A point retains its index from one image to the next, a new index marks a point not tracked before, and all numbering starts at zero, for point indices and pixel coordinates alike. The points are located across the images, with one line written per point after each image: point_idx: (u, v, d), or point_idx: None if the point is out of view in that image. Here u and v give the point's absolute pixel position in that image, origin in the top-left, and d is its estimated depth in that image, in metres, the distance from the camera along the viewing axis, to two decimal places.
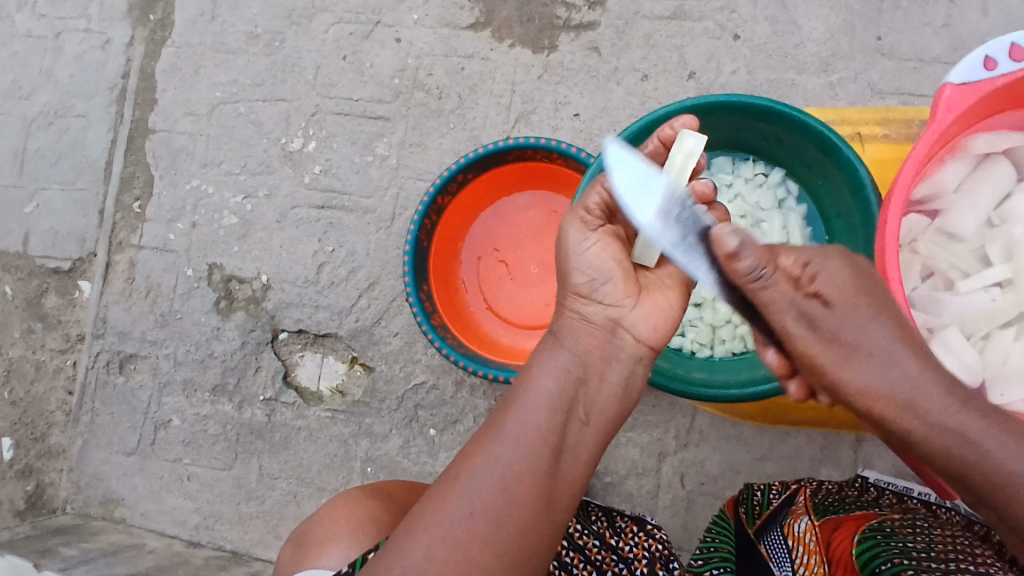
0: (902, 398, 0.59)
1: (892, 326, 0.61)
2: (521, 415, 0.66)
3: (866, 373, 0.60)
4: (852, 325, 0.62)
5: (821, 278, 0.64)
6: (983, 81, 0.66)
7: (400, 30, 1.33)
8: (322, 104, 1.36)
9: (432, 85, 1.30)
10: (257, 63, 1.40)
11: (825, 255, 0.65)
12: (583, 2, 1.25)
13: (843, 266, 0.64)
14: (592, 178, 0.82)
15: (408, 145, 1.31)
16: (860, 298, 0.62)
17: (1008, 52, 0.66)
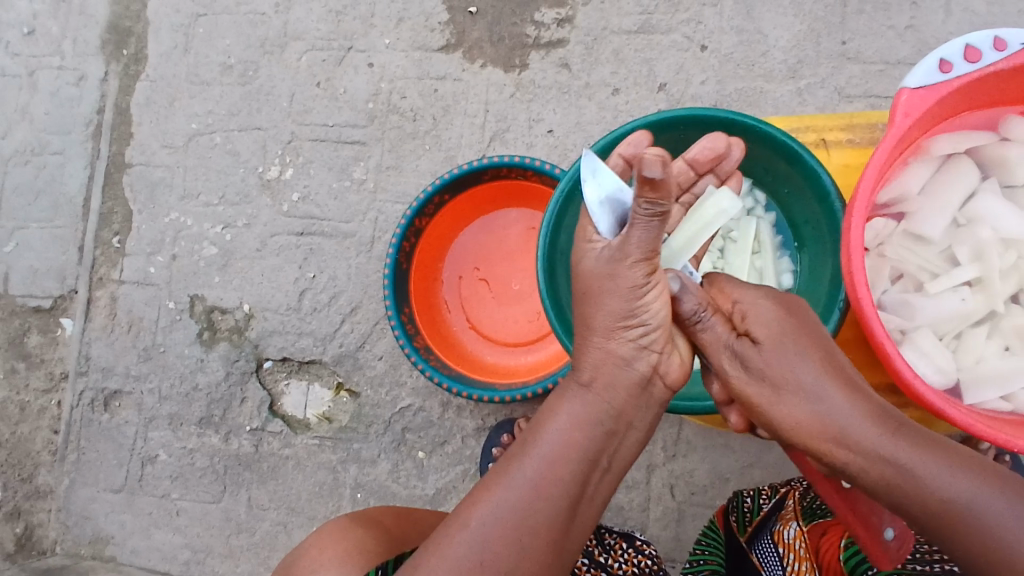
0: (838, 428, 0.58)
1: (819, 361, 0.61)
2: (541, 462, 0.63)
3: (797, 407, 0.60)
4: (783, 363, 0.62)
5: (750, 316, 0.65)
6: (939, 84, 0.67)
7: (372, 55, 1.34)
8: (298, 131, 1.36)
9: (406, 108, 1.31)
10: (231, 93, 1.41)
11: (753, 290, 0.67)
12: (552, 21, 1.26)
13: (767, 299, 0.66)
14: (561, 198, 0.81)
15: (385, 168, 1.31)
16: (792, 331, 0.63)
17: (962, 55, 0.66)
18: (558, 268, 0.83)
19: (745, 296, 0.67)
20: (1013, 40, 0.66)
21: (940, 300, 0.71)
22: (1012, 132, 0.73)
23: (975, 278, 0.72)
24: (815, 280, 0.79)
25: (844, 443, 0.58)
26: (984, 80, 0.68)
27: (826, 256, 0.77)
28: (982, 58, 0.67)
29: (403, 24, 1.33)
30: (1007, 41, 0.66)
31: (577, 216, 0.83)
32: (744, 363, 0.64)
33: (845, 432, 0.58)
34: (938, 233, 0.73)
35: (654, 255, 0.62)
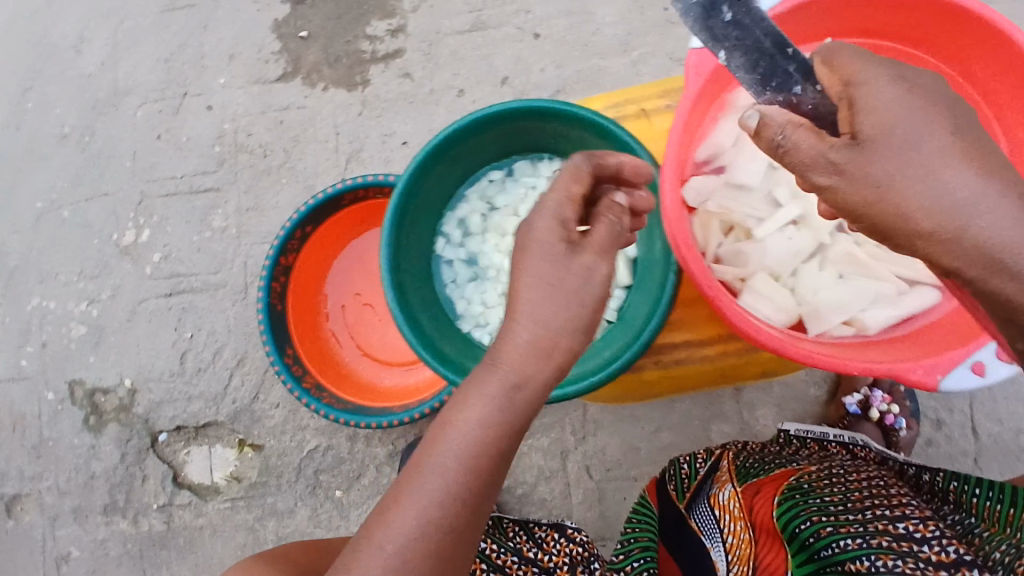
0: (982, 230, 0.48)
1: (961, 148, 0.49)
2: (455, 476, 0.51)
3: (933, 205, 0.48)
4: (914, 155, 0.49)
5: (874, 96, 0.50)
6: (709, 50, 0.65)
7: (210, 97, 1.28)
8: (148, 190, 1.29)
9: (255, 145, 1.26)
10: (71, 162, 1.33)
11: (881, 64, 0.51)
12: (384, 32, 1.23)
13: (902, 84, 0.50)
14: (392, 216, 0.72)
15: (246, 210, 1.26)
16: (921, 111, 0.49)
17: None
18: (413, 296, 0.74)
19: (871, 71, 0.51)
20: None
21: (769, 244, 0.72)
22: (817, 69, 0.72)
23: (798, 216, 0.72)
24: (653, 245, 0.80)
25: (988, 247, 0.48)
26: (771, 24, 0.68)
27: (659, 226, 0.78)
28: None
29: (236, 61, 1.28)
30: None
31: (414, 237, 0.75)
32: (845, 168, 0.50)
33: (981, 230, 0.48)
34: (757, 179, 0.72)
35: None
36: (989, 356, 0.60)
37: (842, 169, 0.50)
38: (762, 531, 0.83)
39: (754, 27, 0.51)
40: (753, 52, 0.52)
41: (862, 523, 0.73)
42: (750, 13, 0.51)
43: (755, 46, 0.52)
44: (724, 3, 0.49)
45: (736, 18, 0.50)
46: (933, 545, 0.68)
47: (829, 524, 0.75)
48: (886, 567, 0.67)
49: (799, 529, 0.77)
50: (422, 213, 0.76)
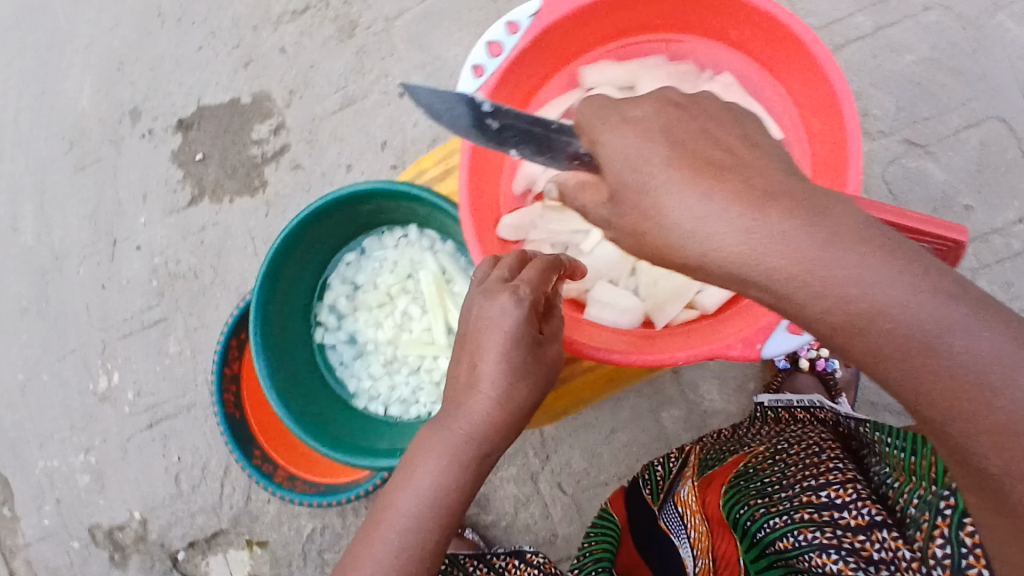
0: (715, 247, 0.43)
1: (691, 179, 0.44)
2: (410, 524, 0.58)
3: (683, 247, 0.44)
4: (648, 202, 0.46)
5: (607, 159, 0.49)
6: (480, 89, 0.67)
7: (136, 238, 1.37)
8: (107, 336, 1.39)
9: (185, 269, 1.34)
10: (39, 330, 1.44)
11: (610, 125, 0.50)
12: (267, 133, 1.30)
13: (628, 136, 0.48)
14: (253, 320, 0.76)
15: (193, 330, 1.34)
16: (647, 156, 0.47)
17: (486, 54, 0.67)
18: (296, 392, 0.80)
19: (603, 133, 0.50)
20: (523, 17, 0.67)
21: (599, 254, 0.75)
22: (591, 80, 0.74)
23: None
24: None
25: (729, 265, 0.42)
26: (525, 59, 0.69)
27: None
28: (505, 47, 0.67)
29: (150, 198, 1.37)
30: (517, 22, 0.67)
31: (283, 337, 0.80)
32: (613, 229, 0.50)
33: (712, 247, 0.43)
34: None
35: None
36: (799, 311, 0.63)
37: (612, 224, 0.50)
38: (716, 522, 0.84)
39: (524, 124, 0.57)
40: (530, 141, 0.56)
41: (789, 499, 0.74)
42: (513, 115, 0.57)
43: (527, 136, 0.56)
44: (486, 116, 0.57)
45: (503, 124, 0.57)
46: (851, 508, 0.68)
47: (762, 505, 0.76)
48: (806, 542, 0.68)
49: (739, 515, 0.79)
50: (286, 313, 0.82)
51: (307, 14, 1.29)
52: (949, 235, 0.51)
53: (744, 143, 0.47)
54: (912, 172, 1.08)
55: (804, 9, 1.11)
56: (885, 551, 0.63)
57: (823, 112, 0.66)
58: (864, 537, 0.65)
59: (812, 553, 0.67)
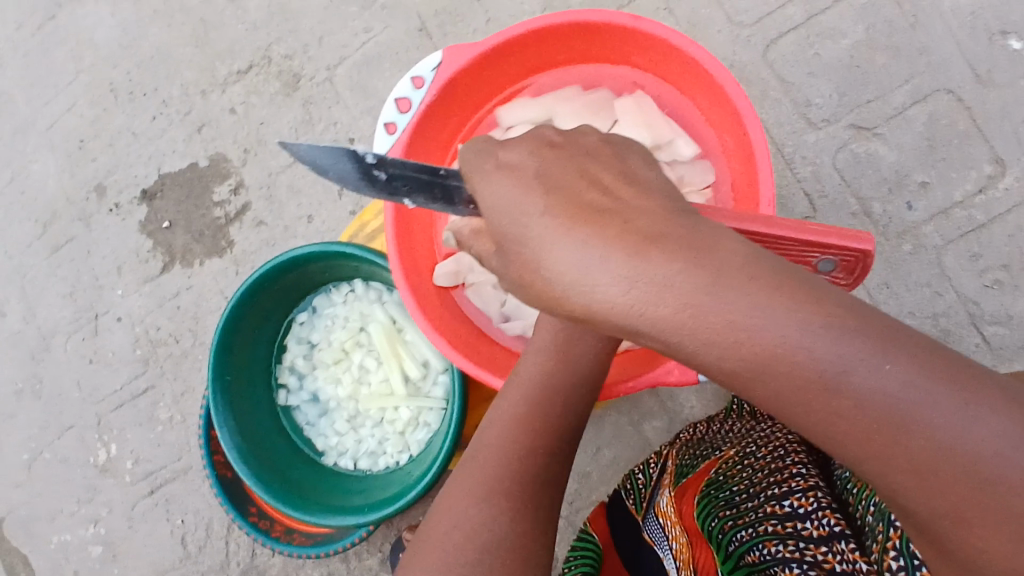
0: (597, 297, 0.41)
1: (568, 227, 0.43)
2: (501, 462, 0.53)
3: (570, 297, 0.42)
4: (530, 254, 0.44)
5: (489, 211, 0.48)
6: (394, 145, 0.68)
7: (116, 310, 1.40)
8: (100, 409, 1.41)
9: (166, 336, 1.36)
10: (33, 411, 1.45)
11: (487, 174, 0.49)
12: (228, 194, 1.32)
13: (503, 186, 0.48)
14: (213, 394, 0.78)
15: (181, 395, 1.36)
16: (524, 205, 0.45)
17: (396, 112, 0.68)
18: (263, 458, 0.80)
19: (480, 184, 0.49)
20: (426, 71, 0.68)
21: None
22: (507, 120, 0.76)
23: None
24: None
25: (613, 313, 0.41)
26: (436, 112, 0.70)
27: None
28: (412, 102, 0.68)
29: (124, 271, 1.39)
30: (421, 75, 0.68)
31: (242, 405, 0.81)
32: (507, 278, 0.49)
33: (596, 299, 0.41)
34: None
35: None
36: None
37: (505, 275, 0.49)
38: (695, 533, 0.80)
39: (410, 171, 0.57)
40: (421, 186, 0.57)
41: (754, 510, 0.74)
42: (400, 163, 0.58)
43: (417, 181, 0.57)
44: (373, 168, 0.58)
45: (391, 173, 0.58)
46: (813, 519, 0.68)
47: (731, 517, 0.76)
48: (770, 556, 0.67)
49: (711, 528, 0.78)
50: (244, 382, 0.83)
51: (252, 73, 1.31)
52: (854, 245, 0.52)
53: (622, 180, 0.45)
54: (860, 157, 1.07)
55: (732, 7, 1.11)
56: (845, 563, 0.62)
57: (733, 126, 0.67)
58: (827, 548, 0.65)
59: (777, 566, 0.66)
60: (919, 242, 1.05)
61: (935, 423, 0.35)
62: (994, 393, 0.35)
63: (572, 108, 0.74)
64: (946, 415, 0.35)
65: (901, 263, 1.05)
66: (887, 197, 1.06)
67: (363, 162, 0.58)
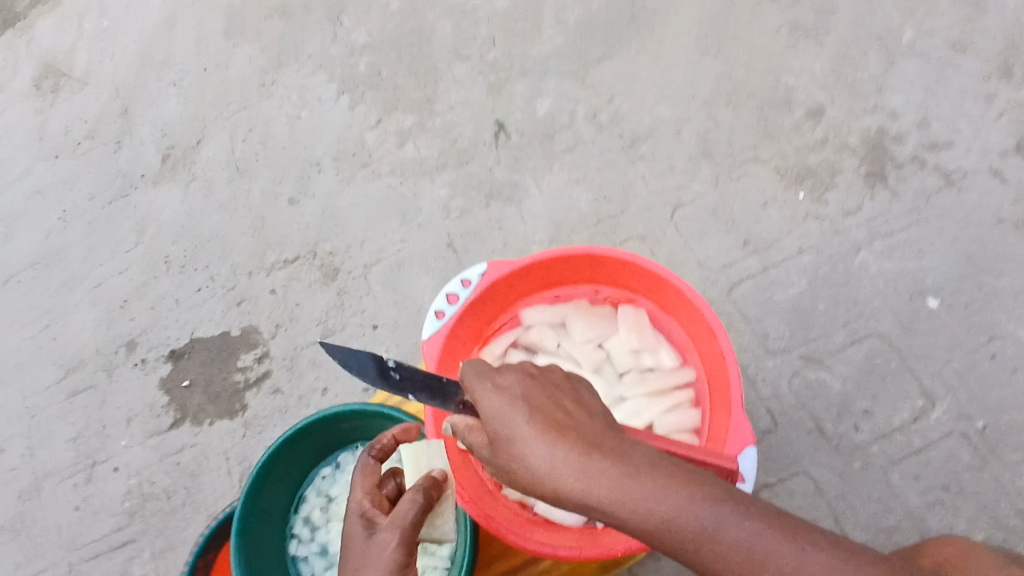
0: (559, 479, 0.68)
1: (544, 431, 0.70)
2: None
3: (542, 477, 0.68)
4: (514, 448, 0.70)
5: (485, 410, 0.73)
6: (439, 328, 0.87)
7: (115, 460, 1.46)
8: (75, 557, 1.43)
9: (160, 490, 1.42)
10: (8, 551, 1.46)
11: (486, 381, 0.75)
12: (252, 361, 1.46)
13: (497, 396, 0.73)
14: (237, 534, 0.85)
15: (160, 552, 1.39)
16: (514, 412, 0.72)
17: (445, 304, 0.88)
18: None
19: (481, 389, 0.75)
20: (473, 276, 0.89)
21: None
22: (531, 320, 0.95)
23: None
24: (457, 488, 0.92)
25: (568, 490, 0.67)
26: (477, 307, 0.90)
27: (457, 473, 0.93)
28: (460, 297, 0.88)
29: (133, 423, 1.48)
30: (469, 278, 0.88)
31: (258, 551, 0.89)
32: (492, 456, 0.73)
33: (559, 479, 0.68)
34: None
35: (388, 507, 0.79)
36: None
37: (491, 458, 0.74)
38: None
39: (414, 373, 0.83)
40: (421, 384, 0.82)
41: None
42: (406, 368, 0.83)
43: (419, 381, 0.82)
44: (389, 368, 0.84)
45: (401, 373, 0.83)
46: None
47: None
48: None
49: None
50: (263, 526, 0.91)
51: (297, 262, 1.53)
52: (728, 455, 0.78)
53: (576, 404, 0.74)
54: (810, 383, 1.26)
55: (703, 253, 1.37)
56: None
57: (706, 341, 0.85)
58: None
59: None
60: (864, 461, 1.22)
61: (772, 557, 0.62)
62: (798, 530, 0.63)
63: (580, 317, 0.94)
64: (787, 554, 0.62)
65: (847, 479, 1.21)
66: (836, 419, 1.25)
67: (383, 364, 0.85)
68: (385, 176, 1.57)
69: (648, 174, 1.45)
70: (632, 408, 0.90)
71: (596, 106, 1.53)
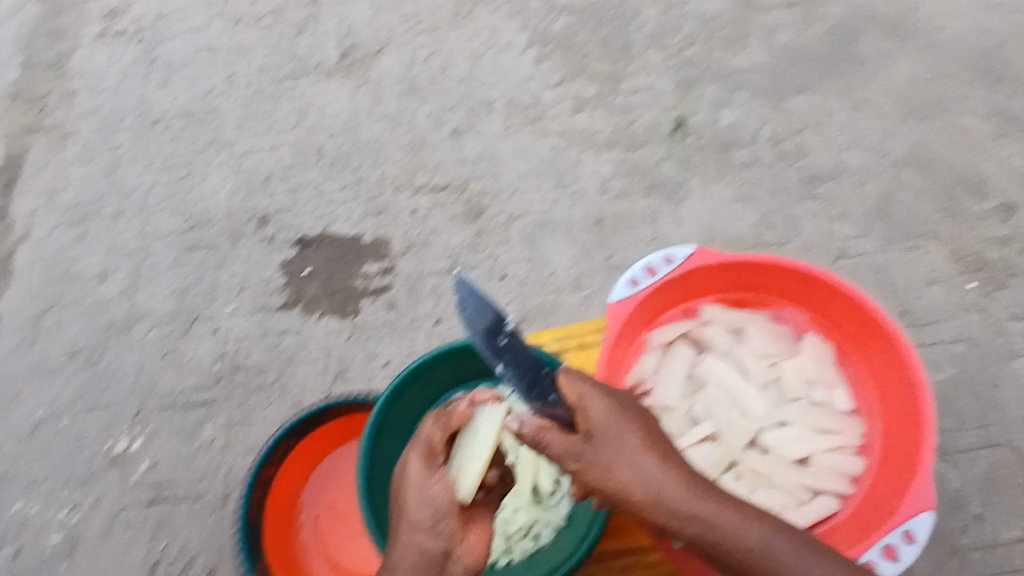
0: (658, 489, 0.68)
1: (643, 442, 0.70)
2: None
3: (639, 485, 0.68)
4: (611, 452, 0.69)
5: (589, 412, 0.70)
6: (634, 295, 0.83)
7: (217, 322, 1.46)
8: (146, 404, 1.41)
9: (252, 364, 1.42)
10: (78, 378, 1.45)
11: (591, 383, 0.72)
12: (376, 272, 1.47)
13: (600, 402, 0.71)
14: (371, 424, 0.87)
15: (235, 423, 1.37)
16: (618, 419, 0.70)
17: (645, 273, 0.84)
18: (380, 500, 0.86)
19: (587, 391, 0.71)
20: (678, 254, 0.86)
21: (690, 455, 0.84)
22: (709, 316, 0.92)
23: (713, 433, 0.86)
24: None
25: (665, 500, 0.68)
26: (671, 285, 0.87)
27: None
28: (660, 271, 0.85)
29: (245, 293, 1.48)
30: (673, 255, 0.85)
31: (389, 449, 0.89)
32: (581, 458, 0.68)
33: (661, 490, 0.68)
34: (675, 400, 0.88)
35: (434, 450, 0.74)
36: (876, 555, 0.73)
37: (582, 459, 0.68)
38: None
39: (522, 355, 0.72)
40: (521, 369, 0.72)
41: None
42: (518, 346, 0.72)
43: (521, 365, 0.72)
44: (503, 333, 0.71)
45: (511, 347, 0.71)
46: None
47: None
48: None
49: None
50: (396, 428, 0.92)
51: (444, 191, 1.53)
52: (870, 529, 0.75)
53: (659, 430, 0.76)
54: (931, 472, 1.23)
55: None
56: None
57: (899, 390, 0.83)
58: None
59: None
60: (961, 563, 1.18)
61: None
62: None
63: (761, 328, 0.91)
64: None
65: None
66: (943, 513, 1.21)
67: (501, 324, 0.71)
68: (553, 136, 1.56)
69: (819, 214, 1.45)
70: (795, 435, 0.87)
71: (781, 133, 1.54)
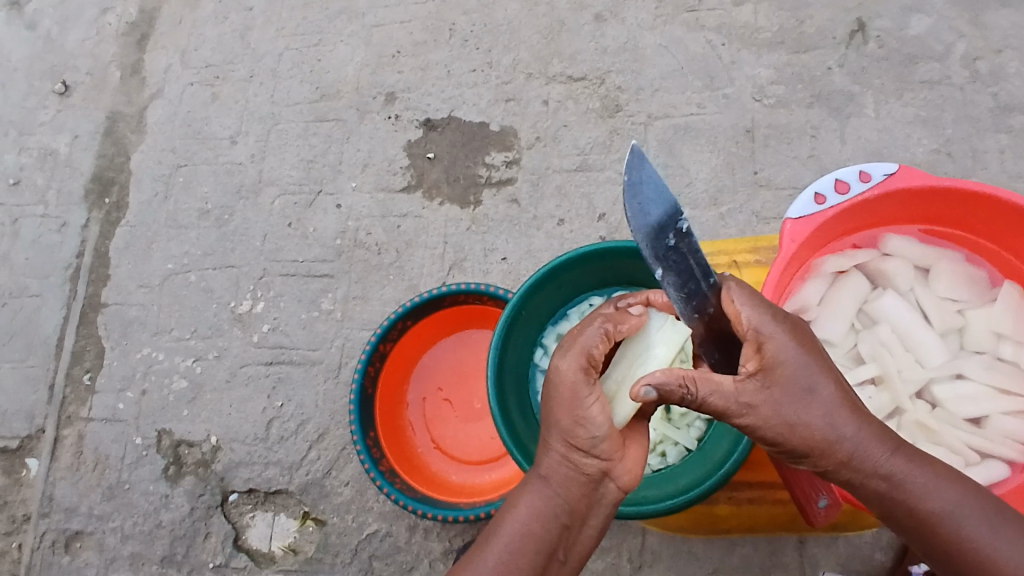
0: (848, 442, 0.59)
1: (838, 391, 0.60)
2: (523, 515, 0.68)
3: (829, 437, 0.59)
4: (798, 402, 0.59)
5: (769, 351, 0.60)
6: (818, 213, 0.73)
7: (340, 197, 1.46)
8: (270, 268, 1.45)
9: (371, 242, 1.42)
10: (207, 236, 1.50)
11: (772, 316, 0.62)
12: (500, 163, 1.41)
13: (787, 341, 0.61)
14: (509, 313, 0.83)
15: (352, 298, 1.39)
16: (810, 361, 0.60)
17: (833, 189, 0.74)
18: (506, 389, 0.84)
19: (769, 326, 0.61)
20: (876, 172, 0.74)
21: None
22: (891, 248, 0.81)
23: (877, 375, 0.78)
24: None
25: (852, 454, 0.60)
26: (858, 207, 0.76)
27: None
28: (851, 189, 0.74)
29: (368, 170, 1.47)
30: (870, 173, 0.74)
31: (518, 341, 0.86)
32: (755, 407, 0.60)
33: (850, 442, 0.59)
34: (839, 336, 0.79)
35: (594, 361, 0.67)
36: None
37: (753, 408, 0.60)
38: None
39: (687, 257, 0.65)
40: (682, 274, 0.65)
41: None
42: (684, 248, 0.65)
43: (682, 267, 0.65)
44: (672, 231, 0.65)
45: (677, 247, 0.65)
46: None
47: None
48: None
49: None
50: (528, 321, 0.88)
51: (580, 84, 1.42)
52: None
53: None
54: None
55: None
56: None
57: None
58: None
59: None
60: None
61: None
62: None
63: (953, 271, 0.80)
64: None
65: None
66: None
67: (673, 219, 0.65)
68: (708, 31, 1.40)
69: (1011, 149, 1.25)
70: (970, 393, 0.77)
71: (980, 50, 1.31)
